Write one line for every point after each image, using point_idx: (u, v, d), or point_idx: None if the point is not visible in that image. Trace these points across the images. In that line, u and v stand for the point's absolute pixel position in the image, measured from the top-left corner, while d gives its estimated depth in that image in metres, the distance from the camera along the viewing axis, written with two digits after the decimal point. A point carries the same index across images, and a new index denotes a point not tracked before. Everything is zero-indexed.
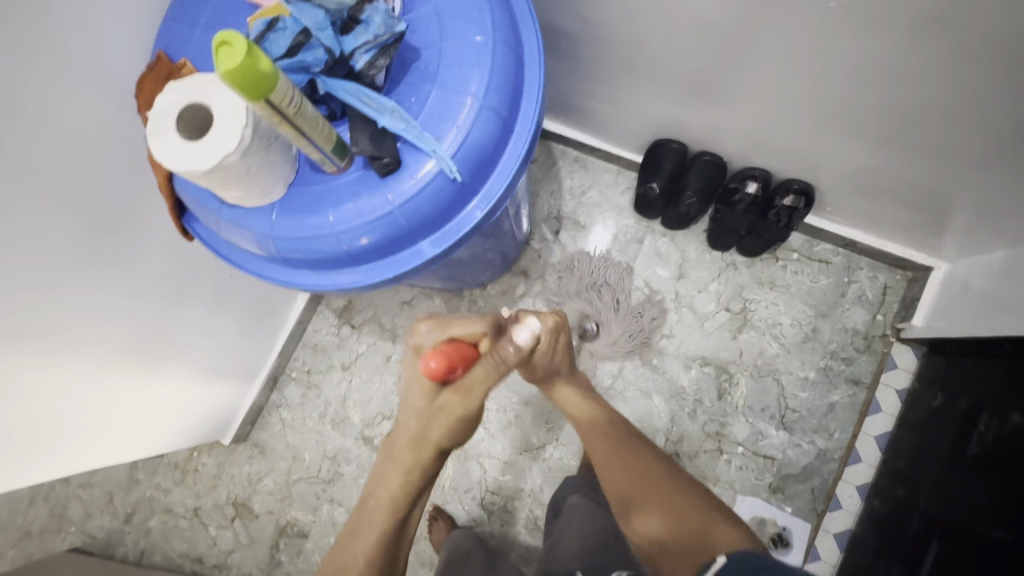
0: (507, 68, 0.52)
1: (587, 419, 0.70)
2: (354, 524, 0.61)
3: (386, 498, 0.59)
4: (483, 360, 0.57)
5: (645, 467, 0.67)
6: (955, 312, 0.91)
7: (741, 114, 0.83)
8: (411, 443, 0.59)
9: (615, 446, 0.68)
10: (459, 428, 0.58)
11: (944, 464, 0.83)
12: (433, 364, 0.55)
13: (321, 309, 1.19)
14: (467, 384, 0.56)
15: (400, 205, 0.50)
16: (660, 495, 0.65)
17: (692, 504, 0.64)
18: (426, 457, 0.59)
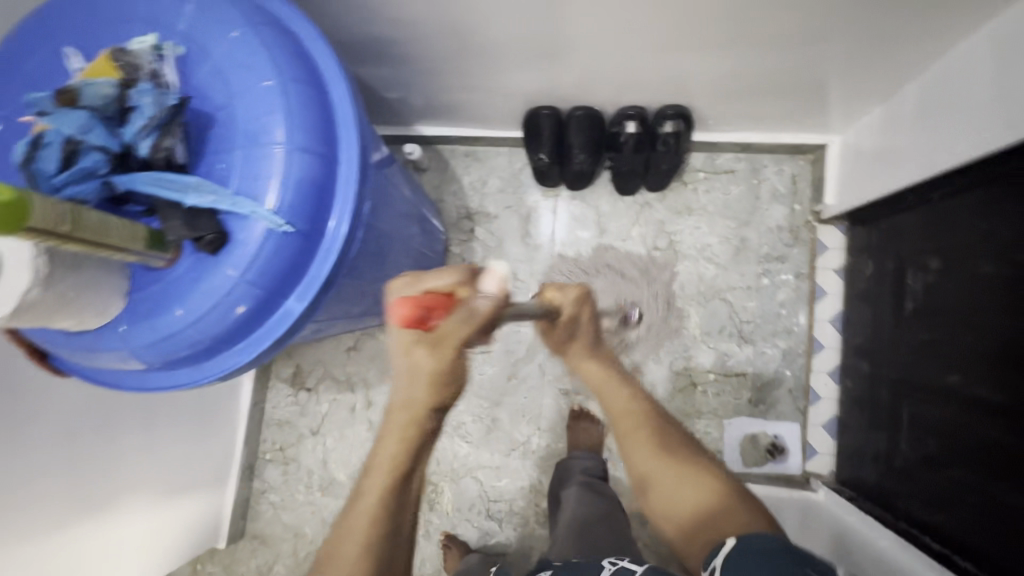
0: (308, 102, 0.50)
1: (619, 413, 0.62)
2: (345, 508, 0.51)
3: (383, 462, 0.50)
4: (458, 313, 0.49)
5: (667, 453, 0.58)
6: (858, 178, 0.92)
7: (592, 61, 0.82)
8: (403, 407, 0.50)
9: (640, 431, 0.60)
10: (443, 387, 0.51)
11: (892, 327, 0.84)
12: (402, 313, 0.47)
13: (273, 383, 1.17)
14: (438, 335, 0.48)
15: (243, 276, 0.48)
16: (676, 473, 0.57)
17: (713, 490, 0.54)
18: (418, 426, 0.50)
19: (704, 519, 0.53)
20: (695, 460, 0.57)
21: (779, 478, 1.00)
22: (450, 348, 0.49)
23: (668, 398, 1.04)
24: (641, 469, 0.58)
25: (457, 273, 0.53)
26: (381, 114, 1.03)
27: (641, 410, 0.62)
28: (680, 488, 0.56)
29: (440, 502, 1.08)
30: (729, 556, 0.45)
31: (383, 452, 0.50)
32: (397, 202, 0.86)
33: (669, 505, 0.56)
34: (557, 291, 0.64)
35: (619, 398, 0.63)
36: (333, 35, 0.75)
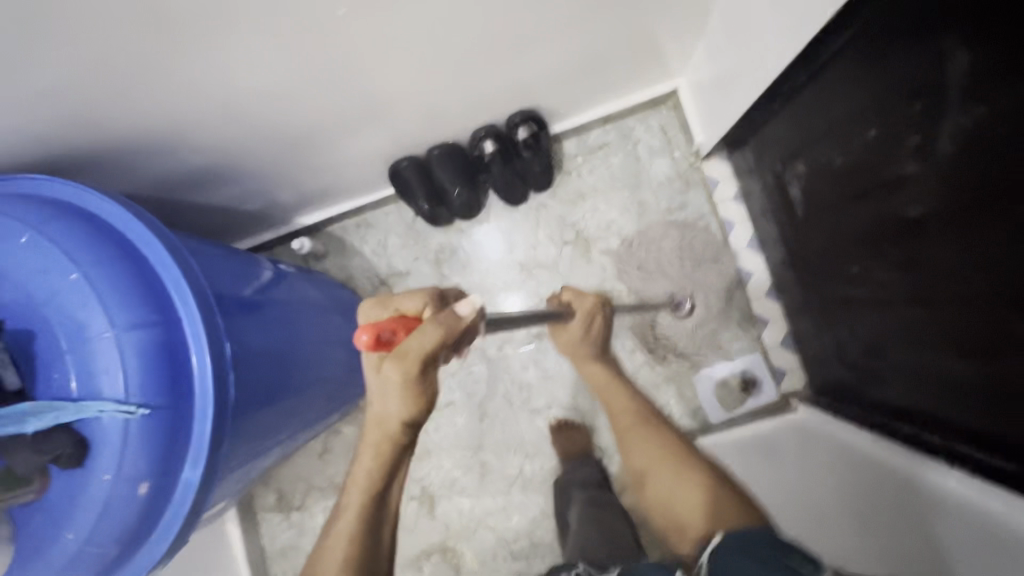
0: (122, 276, 0.49)
1: (621, 415, 0.71)
2: (327, 528, 0.59)
3: (361, 479, 0.58)
4: (419, 324, 0.60)
5: (662, 448, 0.63)
6: (713, 110, 0.94)
7: (418, 105, 0.82)
8: (379, 422, 0.58)
9: (643, 431, 0.66)
10: (410, 403, 0.56)
11: (797, 236, 0.86)
12: (366, 338, 0.51)
13: (262, 517, 1.13)
14: (402, 349, 0.52)
15: (119, 474, 0.46)
16: (669, 469, 0.61)
17: (702, 478, 0.58)
18: (391, 438, 0.58)
19: (693, 509, 0.55)
20: (688, 457, 0.61)
21: (763, 410, 1.01)
22: (410, 364, 0.53)
23: (634, 376, 1.04)
24: (639, 463, 0.64)
25: (422, 295, 0.65)
26: (256, 224, 1.01)
27: (641, 413, 0.70)
28: (672, 482, 0.59)
29: (464, 564, 1.06)
30: (717, 550, 0.47)
31: (364, 467, 0.59)
32: (301, 304, 0.85)
33: (661, 497, 0.60)
34: (575, 297, 0.83)
35: (622, 404, 0.73)
36: (159, 176, 0.74)
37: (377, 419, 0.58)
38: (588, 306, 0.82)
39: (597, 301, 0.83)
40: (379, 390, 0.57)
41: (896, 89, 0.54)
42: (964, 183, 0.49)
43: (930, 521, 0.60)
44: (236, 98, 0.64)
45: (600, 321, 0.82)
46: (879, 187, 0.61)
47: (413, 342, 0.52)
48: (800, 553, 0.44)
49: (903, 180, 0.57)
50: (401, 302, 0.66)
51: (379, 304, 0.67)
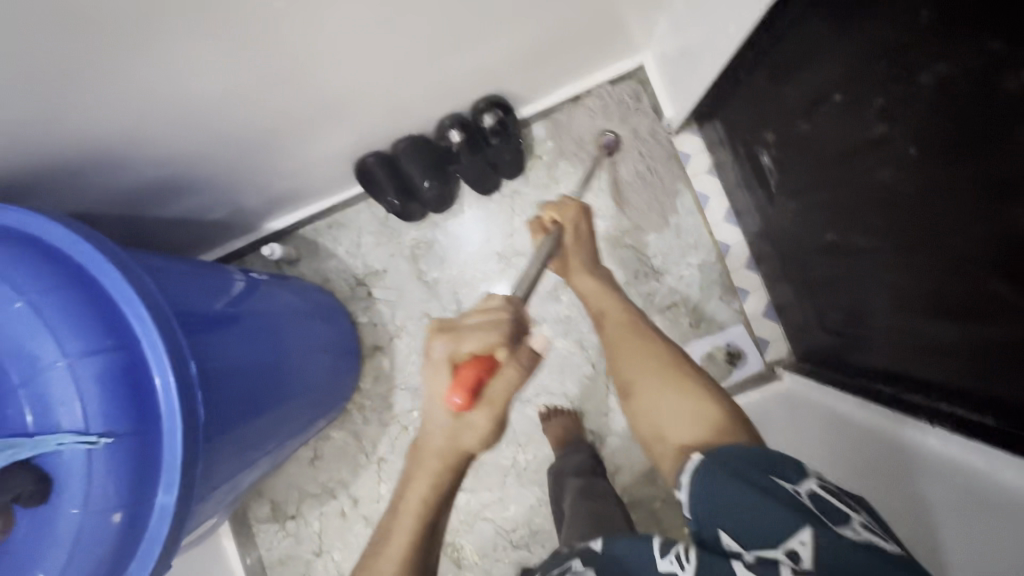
0: (72, 301, 0.47)
1: (613, 324, 0.65)
2: (372, 549, 0.53)
3: (416, 505, 0.52)
4: (504, 374, 0.53)
5: (654, 363, 0.58)
6: (680, 83, 0.92)
7: (379, 98, 0.79)
8: (437, 452, 0.53)
9: (634, 342, 0.61)
10: (486, 438, 0.54)
11: (771, 205, 0.85)
12: (457, 399, 0.51)
13: (257, 528, 1.12)
14: (490, 397, 0.53)
15: (88, 506, 0.44)
16: (661, 379, 0.57)
17: (698, 396, 0.54)
18: (455, 464, 0.53)
19: (688, 430, 0.52)
20: (681, 369, 0.57)
21: (749, 380, 1.01)
22: (499, 411, 0.53)
23: None
24: (625, 374, 0.59)
25: (499, 329, 0.54)
26: (222, 232, 0.98)
27: (632, 323, 0.64)
28: (665, 398, 0.55)
29: (464, 556, 1.06)
30: (694, 474, 0.47)
31: (418, 491, 0.52)
32: (278, 311, 0.83)
33: (647, 412, 0.56)
34: (557, 211, 0.75)
35: (614, 316, 0.66)
36: (111, 190, 0.71)
37: (438, 447, 0.53)
38: (575, 222, 0.75)
39: (580, 213, 0.76)
40: (450, 432, 0.53)
41: (859, 49, 0.53)
42: (932, 142, 0.48)
43: (915, 489, 0.60)
44: (184, 98, 0.61)
45: (585, 232, 0.75)
46: (849, 151, 0.60)
47: (497, 389, 0.53)
48: (778, 470, 0.45)
49: (872, 142, 0.56)
50: (473, 342, 0.53)
51: (444, 334, 0.54)
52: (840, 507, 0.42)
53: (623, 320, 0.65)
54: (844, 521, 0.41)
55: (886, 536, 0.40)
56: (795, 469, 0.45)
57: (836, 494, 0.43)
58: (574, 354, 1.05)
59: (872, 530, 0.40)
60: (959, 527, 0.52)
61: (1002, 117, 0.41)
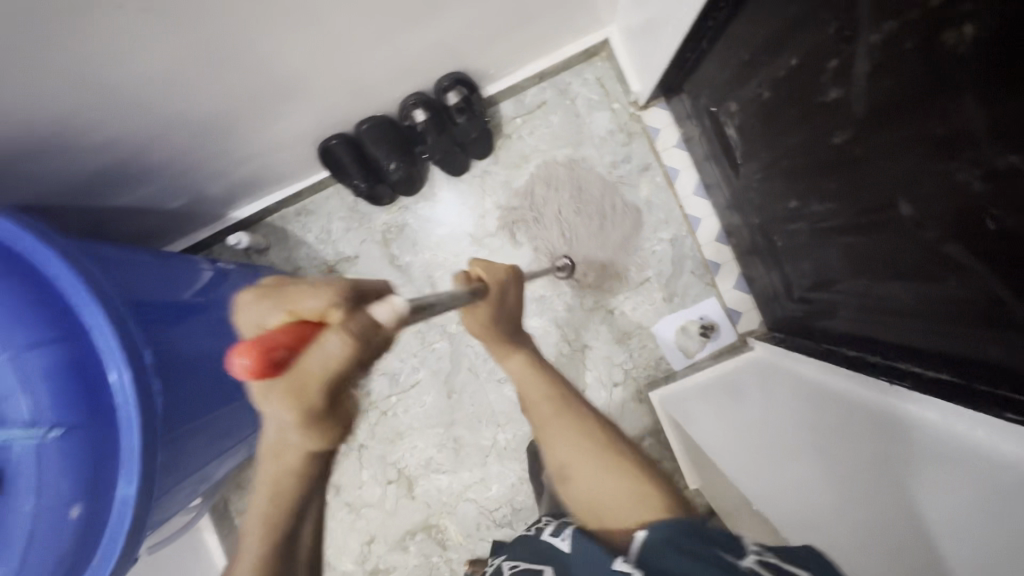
0: (12, 293, 0.45)
1: (537, 398, 0.64)
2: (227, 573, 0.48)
3: (261, 511, 0.45)
4: (321, 343, 0.35)
5: (584, 440, 0.58)
6: (645, 57, 0.92)
7: (334, 77, 0.77)
8: (271, 451, 0.43)
9: (561, 416, 0.61)
10: (321, 430, 0.41)
11: (738, 176, 0.85)
12: (244, 361, 0.33)
13: (239, 521, 1.11)
14: (300, 377, 0.36)
15: (41, 500, 0.43)
16: (591, 458, 0.56)
17: (624, 469, 0.54)
18: (294, 467, 0.43)
19: (619, 510, 0.52)
20: (613, 447, 0.57)
21: (723, 352, 1.02)
22: (314, 389, 0.37)
23: (596, 334, 1.04)
24: (557, 452, 0.59)
25: (333, 287, 0.39)
26: (185, 222, 0.96)
27: (558, 395, 0.63)
28: (597, 480, 0.54)
29: (448, 537, 1.07)
30: (640, 549, 0.45)
31: (259, 510, 0.45)
32: None
33: (582, 489, 0.56)
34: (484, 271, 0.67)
35: (536, 387, 0.65)
36: (60, 179, 0.69)
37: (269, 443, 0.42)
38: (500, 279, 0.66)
39: (509, 273, 0.68)
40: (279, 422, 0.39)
41: (811, 14, 0.53)
42: (881, 102, 0.49)
43: (860, 459, 0.62)
44: (122, 79, 0.59)
45: (509, 296, 0.67)
46: (807, 116, 0.60)
47: (310, 364, 0.36)
48: (721, 544, 0.44)
49: (826, 107, 0.56)
50: (299, 301, 0.39)
51: (267, 297, 0.40)
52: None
53: (549, 394, 0.63)
54: None
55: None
56: (736, 545, 0.44)
57: (778, 565, 0.41)
58: (550, 334, 1.05)
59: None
60: (899, 502, 0.55)
61: (945, 72, 0.41)
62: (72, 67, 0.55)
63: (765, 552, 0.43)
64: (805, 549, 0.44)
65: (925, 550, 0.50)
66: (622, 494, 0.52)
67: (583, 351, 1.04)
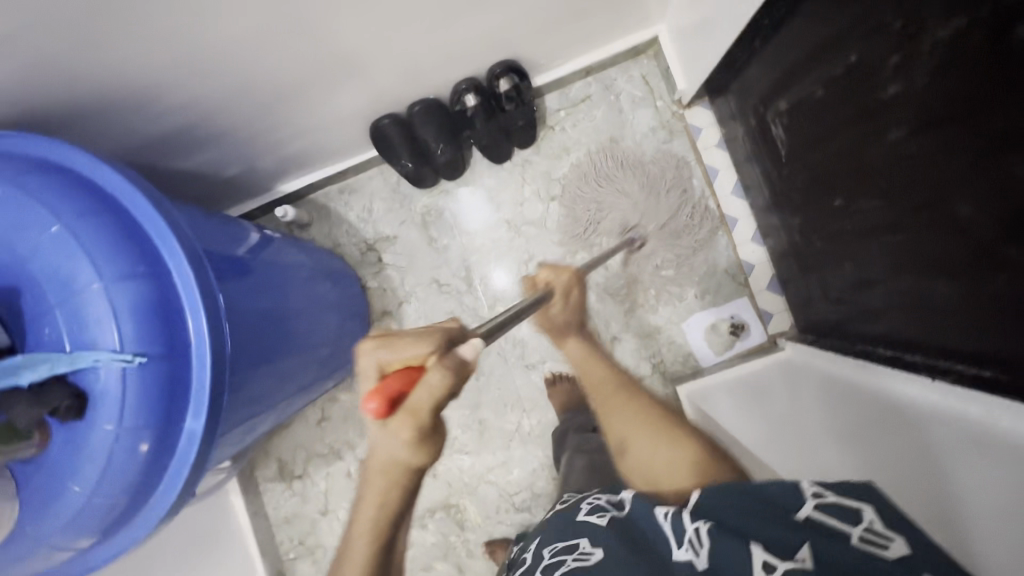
0: (106, 229, 0.48)
1: (598, 383, 0.73)
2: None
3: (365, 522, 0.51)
4: (427, 380, 0.49)
5: (643, 418, 0.67)
6: (693, 55, 0.93)
7: (395, 57, 0.80)
8: (381, 467, 0.51)
9: (619, 398, 0.70)
10: (423, 449, 0.51)
11: (780, 175, 0.87)
12: (373, 406, 0.48)
13: (264, 487, 1.14)
14: (411, 408, 0.49)
15: (121, 423, 0.46)
16: (647, 432, 0.66)
17: (679, 445, 0.63)
18: (397, 479, 0.52)
19: (676, 475, 0.61)
20: (669, 424, 0.66)
21: (752, 351, 1.03)
22: (422, 420, 0.49)
23: (625, 327, 1.06)
24: (614, 428, 0.68)
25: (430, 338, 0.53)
26: (237, 192, 0.99)
27: (616, 379, 0.72)
28: (655, 452, 0.64)
29: (467, 518, 1.08)
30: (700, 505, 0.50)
31: (364, 520, 0.52)
32: (291, 267, 0.84)
33: (640, 459, 0.65)
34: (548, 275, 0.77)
35: (597, 371, 0.74)
36: (134, 139, 0.72)
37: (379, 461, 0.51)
38: (564, 283, 0.76)
39: (574, 280, 0.77)
40: (388, 450, 0.50)
41: (876, 11, 0.54)
42: (943, 98, 0.50)
43: (889, 447, 0.66)
44: (208, 47, 0.62)
45: (576, 297, 0.77)
46: (861, 114, 0.62)
47: (418, 398, 0.49)
48: (779, 495, 0.48)
49: (882, 103, 0.57)
50: (405, 348, 0.53)
51: (378, 342, 0.54)
52: (839, 520, 0.43)
53: (610, 379, 0.72)
54: (844, 532, 0.42)
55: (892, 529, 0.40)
56: (794, 490, 0.47)
57: (838, 503, 0.44)
58: None
59: (877, 535, 0.40)
60: (928, 484, 0.58)
61: (1009, 69, 0.42)
62: (167, 34, 0.57)
63: (823, 492, 0.46)
64: (862, 482, 0.45)
65: (955, 528, 0.53)
66: (678, 464, 0.61)
67: (612, 343, 1.06)
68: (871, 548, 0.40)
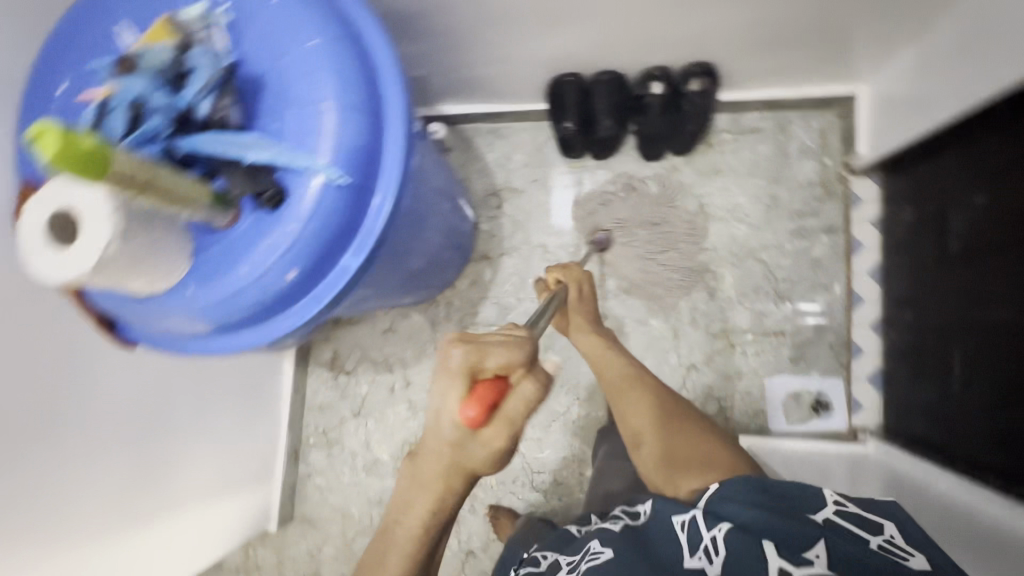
0: (354, 59, 0.51)
1: (612, 378, 0.74)
2: (378, 544, 0.55)
3: (418, 521, 0.53)
4: (521, 398, 0.50)
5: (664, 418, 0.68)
6: (891, 125, 0.91)
7: (615, 23, 0.82)
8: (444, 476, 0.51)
9: (634, 391, 0.72)
10: (495, 464, 0.51)
11: (937, 271, 0.83)
12: (470, 413, 0.48)
13: (313, 369, 1.18)
14: (507, 420, 0.49)
15: (303, 230, 0.49)
16: (670, 434, 0.67)
17: (702, 443, 0.65)
18: (459, 484, 0.52)
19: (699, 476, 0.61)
20: (696, 427, 0.68)
21: (827, 434, 1.00)
22: (513, 435, 0.50)
23: (707, 360, 1.04)
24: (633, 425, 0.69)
25: (512, 347, 0.52)
26: None
27: (635, 374, 0.74)
28: (679, 449, 0.65)
29: (483, 475, 1.09)
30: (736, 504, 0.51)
31: (419, 511, 0.53)
32: (437, 176, 0.87)
33: (659, 457, 0.65)
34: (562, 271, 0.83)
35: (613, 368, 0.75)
36: None
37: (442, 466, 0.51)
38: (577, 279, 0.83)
39: (584, 277, 0.83)
40: (460, 458, 0.50)
41: None
42: None
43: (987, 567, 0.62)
44: None
45: (588, 292, 0.82)
46: None
47: (511, 410, 0.49)
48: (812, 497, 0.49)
49: None
50: (488, 355, 0.51)
51: (465, 344, 0.51)
52: None
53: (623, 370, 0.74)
54: None
55: (913, 549, 0.47)
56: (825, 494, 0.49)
57: None
58: (663, 339, 1.05)
59: None
60: None
61: None
62: None
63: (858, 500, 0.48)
64: None
65: None
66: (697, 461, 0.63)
67: (688, 370, 1.04)
68: (891, 556, 0.47)
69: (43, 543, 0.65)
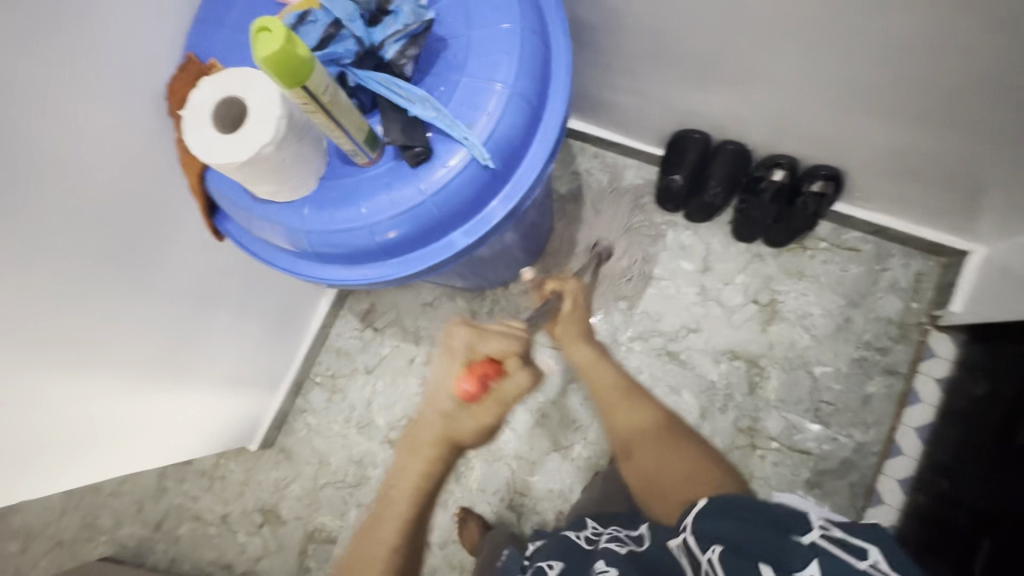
0: (537, 54, 0.51)
1: (605, 390, 0.69)
2: (373, 514, 0.55)
3: (408, 489, 0.55)
4: (514, 377, 0.58)
5: (654, 431, 0.64)
6: (995, 295, 0.88)
7: (765, 102, 0.81)
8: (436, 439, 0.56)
9: (625, 403, 0.67)
10: (481, 434, 0.59)
11: (993, 456, 0.79)
12: (469, 383, 0.56)
13: (344, 313, 1.19)
14: (498, 397, 0.57)
15: (432, 194, 0.49)
16: (655, 449, 0.62)
17: (691, 455, 0.60)
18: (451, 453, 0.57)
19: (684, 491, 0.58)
20: (681, 436, 0.63)
21: None
22: (501, 412, 0.58)
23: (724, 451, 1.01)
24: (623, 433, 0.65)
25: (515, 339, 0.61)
26: None
27: (625, 388, 0.68)
28: (663, 462, 0.61)
29: (467, 476, 1.08)
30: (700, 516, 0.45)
31: (411, 480, 0.55)
32: None
33: (649, 469, 0.61)
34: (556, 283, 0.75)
35: (605, 379, 0.69)
36: None
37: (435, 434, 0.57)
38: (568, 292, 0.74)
39: (579, 288, 0.76)
40: (451, 420, 0.57)
41: None
42: None
43: None
44: None
45: (582, 305, 0.75)
46: None
47: (504, 390, 0.57)
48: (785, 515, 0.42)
49: None
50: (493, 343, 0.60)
51: (469, 330, 0.61)
52: (848, 552, 0.38)
53: (613, 384, 0.69)
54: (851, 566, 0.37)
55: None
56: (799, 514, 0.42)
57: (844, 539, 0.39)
58: (688, 415, 1.03)
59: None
60: None
61: None
62: None
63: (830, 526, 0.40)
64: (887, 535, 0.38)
65: None
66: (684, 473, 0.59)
67: None
68: None
69: (67, 388, 0.65)
